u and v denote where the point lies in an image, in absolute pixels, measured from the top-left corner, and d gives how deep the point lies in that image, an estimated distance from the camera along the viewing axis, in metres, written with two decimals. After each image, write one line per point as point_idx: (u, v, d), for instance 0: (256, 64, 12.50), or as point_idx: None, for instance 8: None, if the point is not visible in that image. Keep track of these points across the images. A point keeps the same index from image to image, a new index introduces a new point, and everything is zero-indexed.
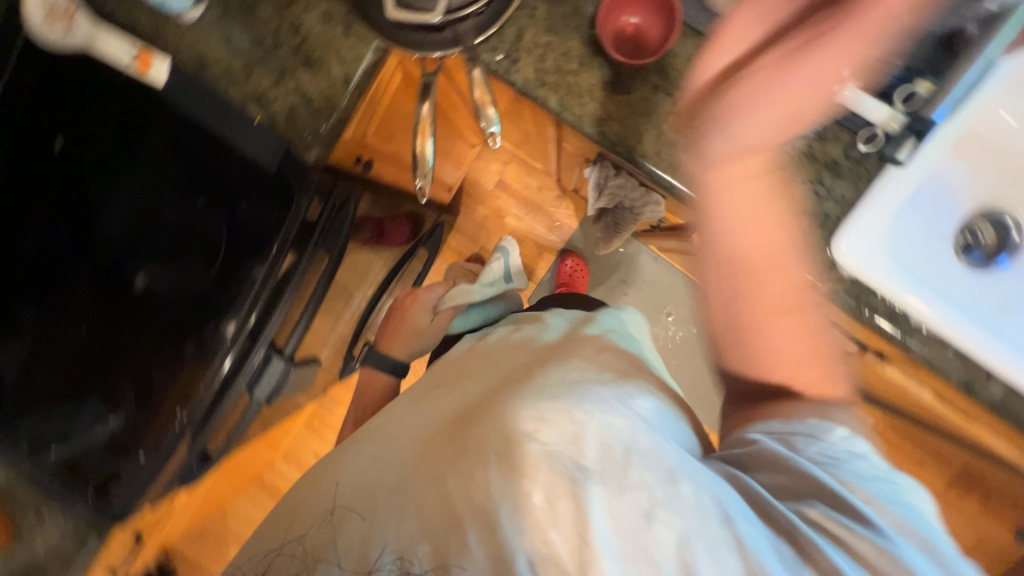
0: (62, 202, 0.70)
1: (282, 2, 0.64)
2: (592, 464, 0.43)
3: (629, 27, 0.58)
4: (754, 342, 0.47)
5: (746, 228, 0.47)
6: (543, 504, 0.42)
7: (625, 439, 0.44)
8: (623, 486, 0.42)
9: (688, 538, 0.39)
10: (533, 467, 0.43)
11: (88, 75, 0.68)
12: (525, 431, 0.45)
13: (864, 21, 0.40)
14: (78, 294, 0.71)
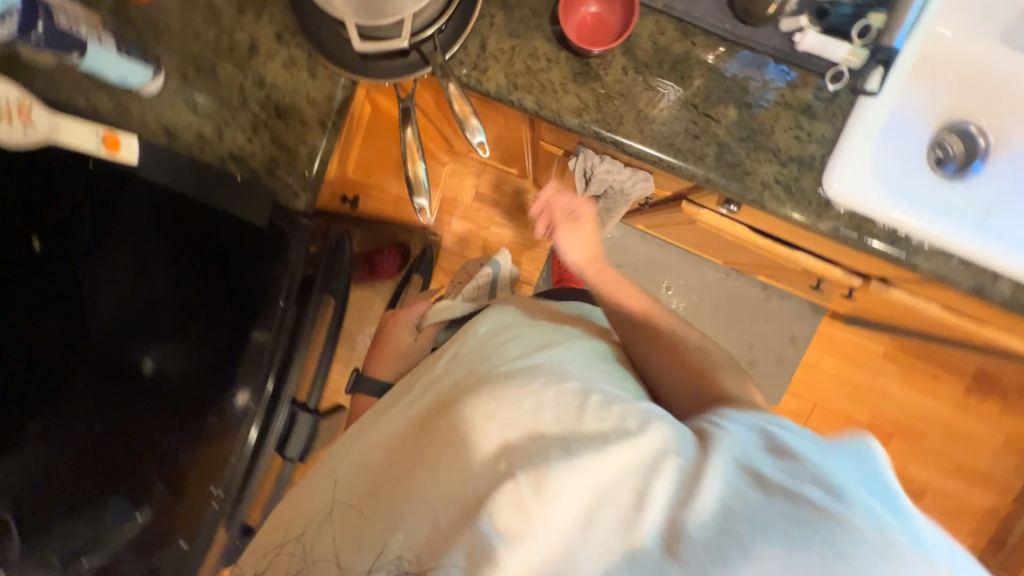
0: (53, 300, 0.68)
1: (242, 58, 0.63)
2: (545, 422, 0.45)
3: (590, 16, 0.60)
4: (688, 372, 0.58)
5: (619, 280, 0.69)
6: (505, 469, 0.42)
7: (579, 399, 0.46)
8: (573, 436, 0.43)
9: (641, 474, 0.40)
10: (491, 439, 0.45)
11: (54, 167, 0.66)
12: (484, 411, 0.48)
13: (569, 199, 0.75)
14: (88, 389, 0.70)
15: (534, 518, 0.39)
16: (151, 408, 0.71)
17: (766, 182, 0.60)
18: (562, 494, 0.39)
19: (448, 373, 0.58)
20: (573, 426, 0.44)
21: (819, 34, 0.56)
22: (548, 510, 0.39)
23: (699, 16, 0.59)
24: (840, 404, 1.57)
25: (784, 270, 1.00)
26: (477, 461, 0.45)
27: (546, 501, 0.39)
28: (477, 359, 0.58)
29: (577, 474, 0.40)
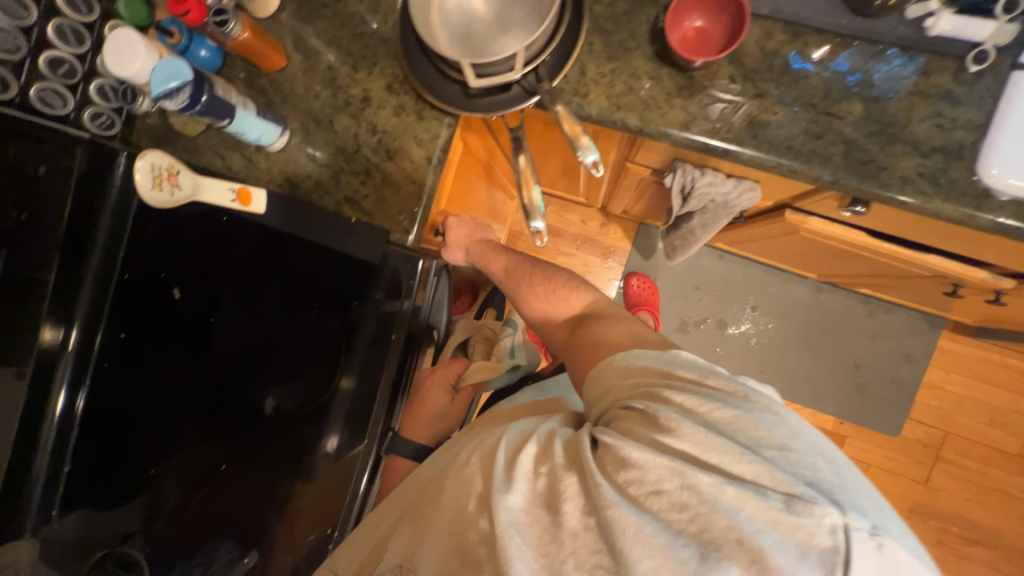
0: (185, 344, 0.75)
1: (356, 110, 0.69)
2: (498, 458, 0.51)
3: (693, 30, 0.59)
4: (587, 338, 0.65)
5: (542, 285, 0.76)
6: (473, 504, 0.49)
7: (527, 433, 0.54)
8: (518, 463, 0.49)
9: (559, 473, 0.46)
10: (455, 479, 0.53)
11: (190, 220, 0.73)
12: (462, 458, 0.55)
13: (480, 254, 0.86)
14: (214, 429, 0.74)
15: (491, 537, 0.45)
16: (271, 447, 0.73)
17: (907, 176, 0.55)
18: (509, 519, 0.45)
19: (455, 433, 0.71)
20: (518, 456, 0.50)
21: (954, 16, 0.52)
22: (498, 523, 0.45)
23: (812, 15, 0.57)
24: (979, 430, 1.35)
25: (907, 276, 0.91)
26: (456, 501, 0.51)
27: (499, 529, 0.44)
28: (475, 426, 0.73)
29: (518, 497, 0.46)
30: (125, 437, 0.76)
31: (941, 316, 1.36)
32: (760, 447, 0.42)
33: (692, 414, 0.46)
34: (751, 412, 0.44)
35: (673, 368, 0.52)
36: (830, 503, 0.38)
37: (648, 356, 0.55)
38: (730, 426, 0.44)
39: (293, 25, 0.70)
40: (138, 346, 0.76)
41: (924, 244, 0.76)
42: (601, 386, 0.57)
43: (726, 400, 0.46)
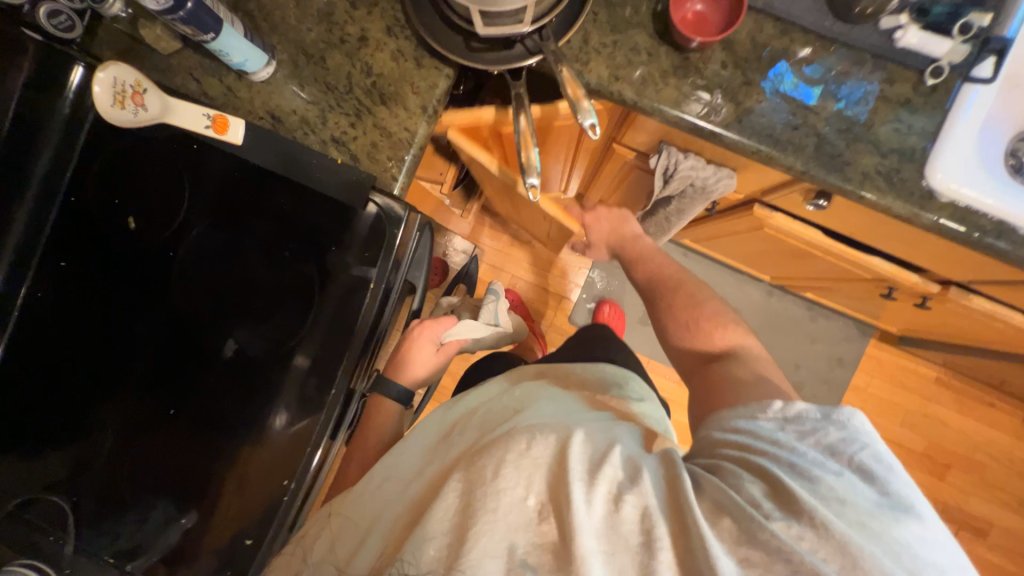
0: (139, 279, 0.69)
1: (352, 49, 0.66)
2: (571, 468, 0.49)
3: (693, 13, 0.62)
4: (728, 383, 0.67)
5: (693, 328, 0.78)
6: (533, 505, 0.48)
7: (605, 450, 0.52)
8: (596, 474, 0.49)
9: (656, 516, 0.45)
10: (513, 477, 0.49)
11: (154, 144, 0.68)
12: (522, 453, 0.51)
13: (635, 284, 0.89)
14: (165, 372, 0.69)
15: (562, 541, 0.45)
16: (230, 395, 0.69)
17: (867, 172, 0.61)
18: (587, 537, 0.44)
19: (471, 421, 0.69)
20: (597, 468, 0.49)
21: (919, 31, 0.58)
22: (573, 533, 0.44)
23: (799, 14, 0.61)
24: (894, 430, 1.51)
25: (850, 279, 1.00)
26: (511, 500, 0.48)
27: (572, 538, 0.44)
28: (486, 405, 0.72)
29: (597, 514, 0.46)
30: (59, 377, 0.69)
31: (871, 326, 1.50)
32: (895, 546, 0.43)
33: (846, 511, 0.45)
34: (891, 512, 0.45)
35: (834, 444, 0.50)
36: None
37: (813, 415, 0.53)
38: (878, 519, 0.44)
39: None
40: (82, 277, 0.69)
41: (870, 246, 0.84)
42: (739, 424, 0.56)
43: (876, 496, 0.46)
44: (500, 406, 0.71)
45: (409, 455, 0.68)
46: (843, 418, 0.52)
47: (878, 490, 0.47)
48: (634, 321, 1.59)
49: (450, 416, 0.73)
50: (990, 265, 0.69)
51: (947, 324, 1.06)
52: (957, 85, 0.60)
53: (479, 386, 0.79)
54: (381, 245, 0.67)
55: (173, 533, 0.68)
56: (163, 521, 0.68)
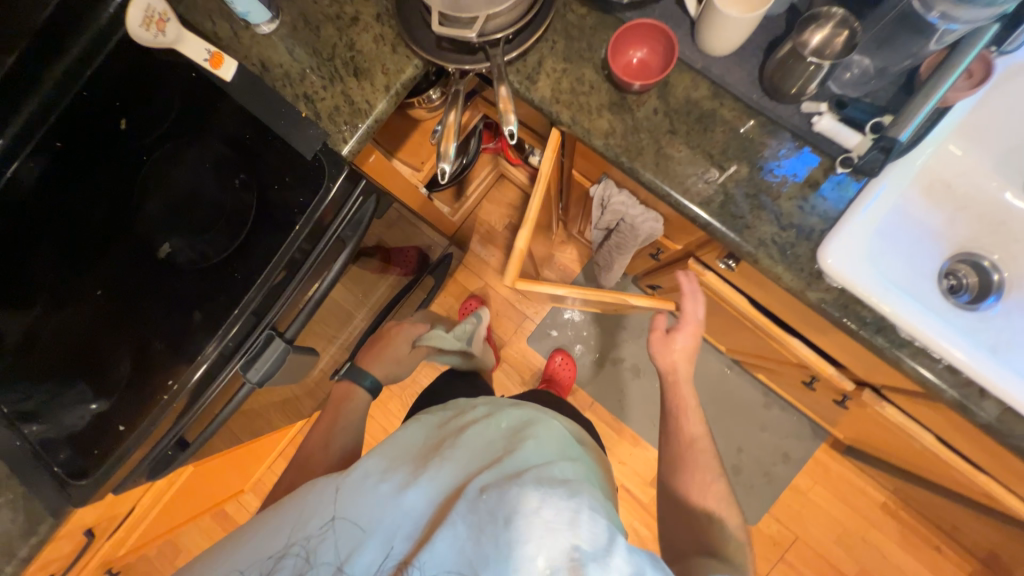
0: (111, 173, 0.78)
1: (343, 25, 0.75)
2: (581, 545, 0.45)
3: (635, 60, 0.68)
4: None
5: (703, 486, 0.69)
6: (542, 566, 0.44)
7: (613, 531, 0.47)
8: (609, 555, 0.44)
9: None
10: (522, 532, 0.46)
11: (160, 66, 0.78)
12: (537, 509, 0.47)
13: (672, 399, 0.78)
14: (110, 261, 0.77)
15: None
16: (151, 292, 0.76)
17: (763, 240, 0.63)
18: None
19: (471, 442, 0.64)
20: (611, 548, 0.45)
21: (834, 120, 0.61)
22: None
23: (732, 83, 0.66)
24: (826, 545, 1.42)
25: (780, 362, 0.98)
26: (522, 559, 0.45)
27: None
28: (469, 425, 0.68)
29: None
30: (23, 239, 0.79)
31: (825, 429, 1.45)
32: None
33: None
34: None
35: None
36: None
37: None
38: None
39: None
40: (71, 164, 0.79)
41: (792, 327, 0.84)
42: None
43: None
44: (490, 434, 0.66)
45: (395, 464, 0.62)
46: None
47: None
48: (591, 360, 1.59)
49: (438, 437, 0.68)
50: (883, 367, 0.69)
51: (879, 436, 1.03)
52: (865, 181, 0.63)
53: (475, 404, 0.75)
54: (315, 191, 0.73)
55: (77, 411, 0.75)
56: (73, 400, 0.75)
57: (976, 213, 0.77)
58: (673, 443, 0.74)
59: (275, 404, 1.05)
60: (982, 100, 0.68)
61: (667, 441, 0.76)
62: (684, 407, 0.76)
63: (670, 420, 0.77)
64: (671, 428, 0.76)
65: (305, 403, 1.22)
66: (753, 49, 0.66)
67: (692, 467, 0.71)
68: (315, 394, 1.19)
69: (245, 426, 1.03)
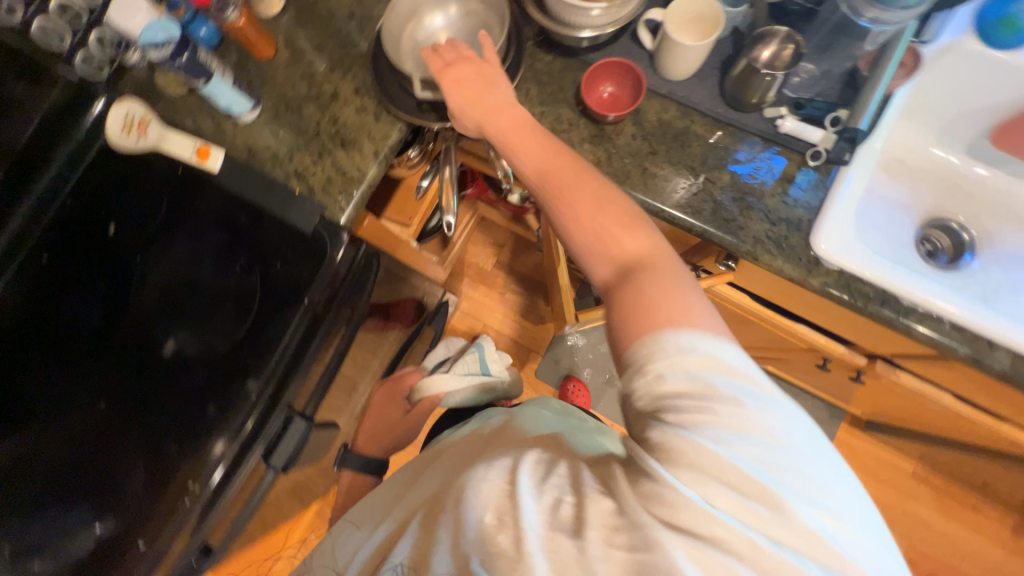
0: (104, 277, 0.76)
1: (324, 102, 0.79)
2: (519, 484, 0.45)
3: (605, 94, 0.73)
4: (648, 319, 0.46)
5: (597, 215, 0.53)
6: (489, 519, 0.44)
7: (552, 467, 0.48)
8: (547, 480, 0.46)
9: (591, 505, 0.43)
10: (467, 501, 0.46)
11: (146, 166, 0.79)
12: (477, 477, 0.48)
13: (524, 148, 0.60)
14: (109, 369, 0.73)
15: (516, 555, 0.41)
16: (157, 392, 0.72)
17: (758, 237, 0.67)
18: (537, 544, 0.41)
19: (447, 452, 0.68)
20: (549, 474, 0.47)
21: (796, 121, 0.67)
22: (525, 543, 0.41)
23: (698, 102, 0.71)
24: None
25: (789, 350, 1.01)
26: (470, 520, 0.45)
27: (528, 547, 0.41)
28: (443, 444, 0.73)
29: (546, 519, 0.43)
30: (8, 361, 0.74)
31: (839, 408, 1.46)
32: (831, 545, 0.39)
33: (742, 430, 0.41)
34: (827, 459, 0.43)
35: (760, 393, 0.43)
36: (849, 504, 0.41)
37: (677, 366, 0.44)
38: (770, 433, 0.41)
39: (288, 27, 0.82)
40: (59, 275, 0.77)
41: (795, 315, 0.87)
42: (678, 343, 0.44)
43: (795, 487, 0.40)
44: (465, 438, 0.70)
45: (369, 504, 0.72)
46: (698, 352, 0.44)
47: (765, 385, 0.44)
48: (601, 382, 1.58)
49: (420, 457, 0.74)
50: (893, 337, 0.71)
51: (896, 406, 1.05)
52: (836, 170, 0.68)
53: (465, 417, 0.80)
54: (319, 262, 0.74)
55: (84, 536, 0.69)
56: (81, 526, 0.69)
57: (934, 182, 0.84)
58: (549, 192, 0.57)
59: (291, 488, 0.99)
60: (919, 85, 0.73)
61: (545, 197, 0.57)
62: (537, 152, 0.59)
63: (529, 166, 0.59)
64: (537, 177, 0.58)
65: (322, 481, 1.16)
66: (710, 70, 0.72)
67: (576, 203, 0.54)
68: (331, 470, 1.13)
69: (263, 518, 0.97)
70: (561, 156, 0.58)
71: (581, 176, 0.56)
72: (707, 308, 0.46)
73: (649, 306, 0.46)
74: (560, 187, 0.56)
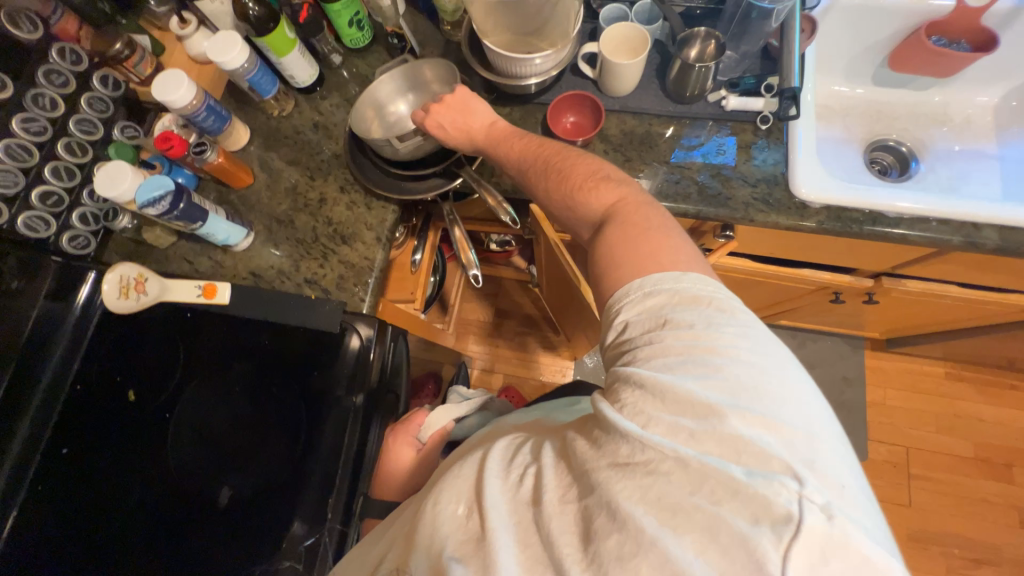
0: (133, 450, 0.71)
1: (314, 209, 0.82)
2: (487, 467, 0.44)
3: (569, 123, 0.80)
4: (625, 264, 0.48)
5: (573, 169, 0.61)
6: (460, 510, 0.41)
7: (520, 445, 0.46)
8: (514, 459, 0.44)
9: (547, 470, 0.41)
10: (437, 497, 0.43)
11: (155, 324, 0.78)
12: (450, 473, 0.46)
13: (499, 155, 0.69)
14: (162, 546, 0.66)
15: (481, 535, 0.39)
16: (220, 549, 0.66)
17: (747, 202, 0.73)
18: (498, 515, 0.39)
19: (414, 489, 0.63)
20: (517, 453, 0.45)
21: (738, 97, 0.76)
22: (488, 521, 0.39)
23: (649, 107, 0.79)
24: (931, 439, 1.42)
25: (801, 296, 1.06)
26: (439, 517, 0.42)
27: (490, 524, 0.38)
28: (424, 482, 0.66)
29: (507, 498, 0.40)
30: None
31: (858, 338, 1.52)
32: (776, 452, 0.34)
33: (684, 358, 0.40)
34: (776, 368, 0.38)
35: (714, 317, 0.41)
36: (802, 419, 0.36)
37: (635, 311, 0.45)
38: (714, 357, 0.39)
39: (260, 153, 0.86)
40: (82, 468, 0.69)
41: (796, 261, 0.93)
42: (646, 286, 0.45)
43: (735, 397, 0.37)
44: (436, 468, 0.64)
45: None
46: (652, 294, 0.44)
47: (720, 314, 0.42)
48: None
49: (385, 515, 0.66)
50: (892, 249, 0.78)
51: (909, 314, 1.11)
52: (786, 125, 0.77)
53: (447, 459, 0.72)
54: (355, 361, 0.74)
55: None
56: None
57: (859, 113, 0.95)
58: (535, 172, 0.64)
59: None
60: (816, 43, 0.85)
61: (531, 179, 0.64)
62: (509, 152, 0.68)
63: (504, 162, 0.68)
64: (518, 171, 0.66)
65: None
66: (649, 79, 0.81)
67: (553, 178, 0.62)
68: None
69: None
70: (535, 148, 0.66)
71: (553, 156, 0.64)
72: (679, 241, 0.49)
73: (624, 248, 0.49)
74: (539, 169, 0.64)
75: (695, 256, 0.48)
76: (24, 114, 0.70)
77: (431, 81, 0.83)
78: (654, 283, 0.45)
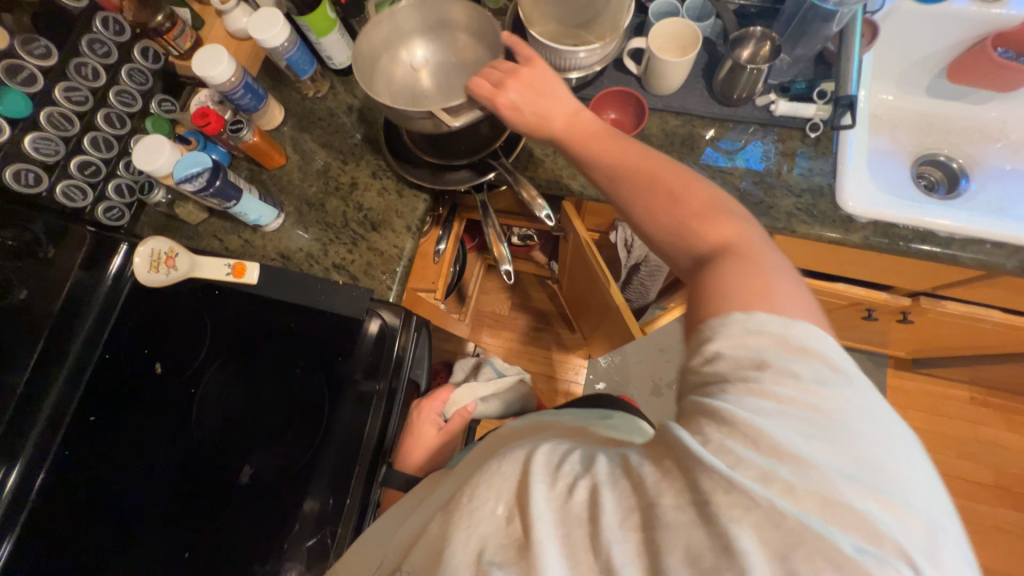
0: (159, 423, 0.72)
1: (346, 193, 0.82)
2: (531, 472, 0.38)
3: (610, 120, 0.78)
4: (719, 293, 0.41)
5: (626, 156, 0.56)
6: (501, 512, 0.37)
7: (569, 451, 0.41)
8: (561, 468, 0.38)
9: (605, 486, 0.35)
10: (475, 496, 0.39)
11: (184, 299, 0.78)
12: (488, 470, 0.41)
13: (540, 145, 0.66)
14: (185, 519, 0.67)
15: (525, 542, 0.34)
16: (241, 526, 0.67)
17: (790, 212, 0.71)
18: (546, 526, 0.34)
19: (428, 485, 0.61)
20: (564, 461, 0.39)
21: (788, 102, 0.73)
22: (534, 533, 0.34)
23: (694, 108, 0.77)
24: (949, 463, 1.39)
25: (831, 310, 1.03)
26: (475, 517, 0.38)
27: (535, 534, 0.34)
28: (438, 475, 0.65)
29: (556, 511, 0.35)
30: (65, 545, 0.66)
31: (881, 355, 1.48)
32: (891, 533, 0.28)
33: (789, 407, 0.33)
34: (893, 439, 0.33)
35: (829, 374, 0.35)
36: (921, 503, 0.30)
37: (730, 344, 0.38)
38: (825, 415, 0.33)
39: (293, 134, 0.86)
40: (110, 436, 0.71)
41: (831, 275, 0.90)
42: (751, 323, 0.38)
43: (848, 462, 0.31)
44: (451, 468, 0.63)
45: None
46: (755, 331, 0.38)
47: (834, 370, 0.35)
48: None
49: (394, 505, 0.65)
50: (938, 269, 0.75)
51: (941, 336, 1.08)
52: (837, 134, 0.74)
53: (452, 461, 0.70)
54: (381, 351, 0.73)
55: None
56: None
57: (909, 126, 0.91)
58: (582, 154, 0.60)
59: None
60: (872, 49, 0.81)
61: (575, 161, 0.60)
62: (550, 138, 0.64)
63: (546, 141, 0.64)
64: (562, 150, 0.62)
65: None
66: (695, 78, 0.79)
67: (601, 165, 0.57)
68: None
69: None
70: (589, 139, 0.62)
71: (597, 141, 0.59)
72: (794, 284, 0.41)
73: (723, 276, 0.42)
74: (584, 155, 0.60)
75: (814, 309, 0.40)
76: (68, 83, 0.71)
77: (458, 25, 0.80)
78: (763, 321, 0.38)
